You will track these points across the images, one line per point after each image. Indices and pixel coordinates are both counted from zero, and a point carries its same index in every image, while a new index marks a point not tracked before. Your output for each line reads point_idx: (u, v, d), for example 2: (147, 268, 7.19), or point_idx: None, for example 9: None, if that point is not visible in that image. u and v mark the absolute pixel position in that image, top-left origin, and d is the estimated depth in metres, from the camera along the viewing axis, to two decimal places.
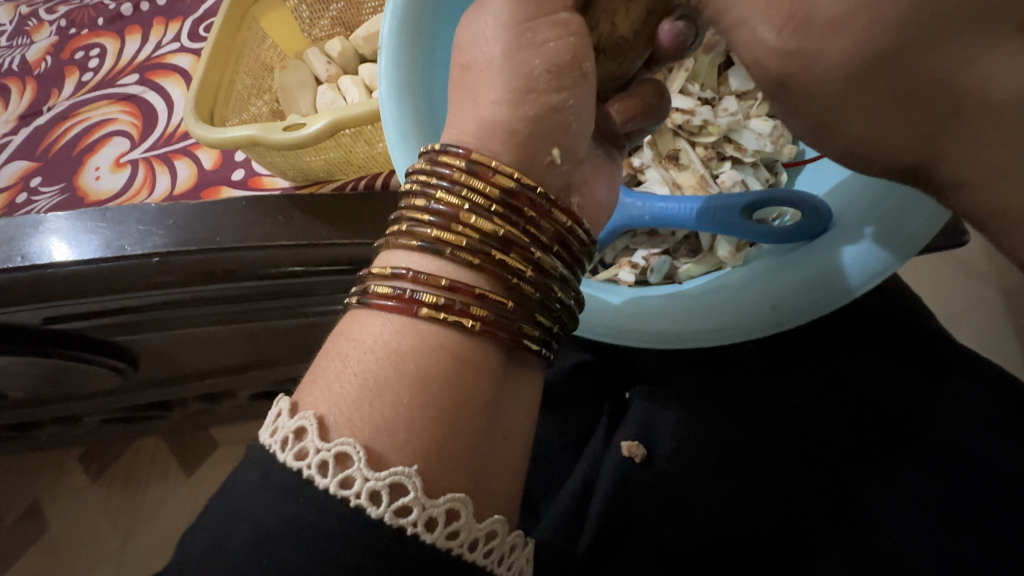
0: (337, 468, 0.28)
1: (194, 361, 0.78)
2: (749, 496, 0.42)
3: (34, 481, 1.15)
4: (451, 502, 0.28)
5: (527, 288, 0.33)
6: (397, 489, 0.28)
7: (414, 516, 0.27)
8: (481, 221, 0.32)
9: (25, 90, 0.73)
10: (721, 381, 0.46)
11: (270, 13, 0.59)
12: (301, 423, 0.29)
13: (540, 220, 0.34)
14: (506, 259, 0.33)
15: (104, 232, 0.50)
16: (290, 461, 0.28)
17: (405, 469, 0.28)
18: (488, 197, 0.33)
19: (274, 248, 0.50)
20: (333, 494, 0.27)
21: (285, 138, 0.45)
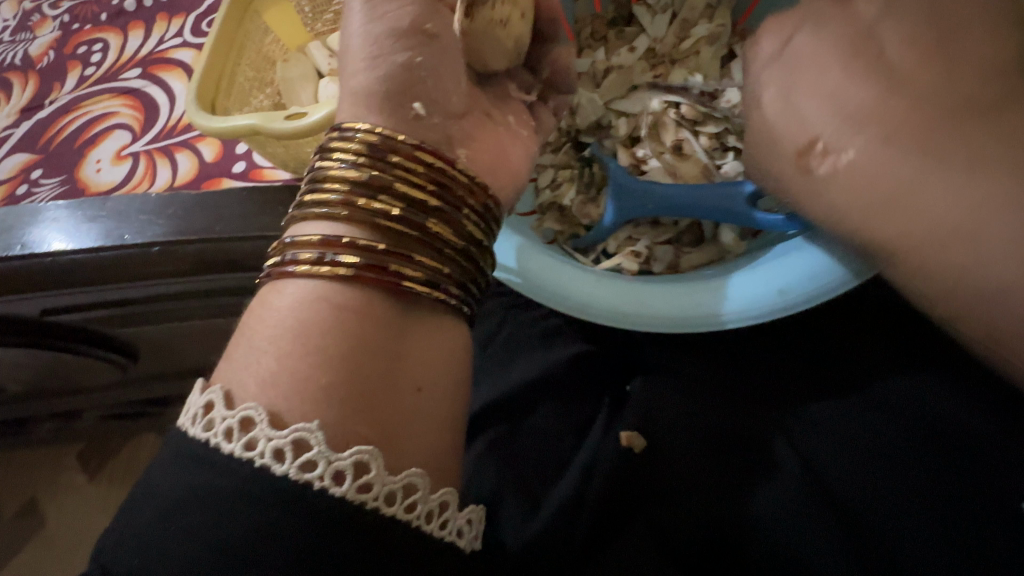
0: (294, 454, 0.30)
1: (193, 355, 0.78)
2: (750, 483, 0.42)
3: (30, 478, 1.14)
4: (409, 478, 0.32)
5: (450, 244, 0.37)
6: (360, 469, 0.31)
7: (375, 492, 0.30)
8: (393, 180, 0.36)
9: (28, 84, 0.74)
10: (711, 368, 0.47)
11: (274, 7, 0.59)
12: (246, 414, 0.30)
13: (456, 181, 0.39)
14: (426, 214, 0.37)
15: (104, 221, 0.50)
16: (238, 451, 0.30)
17: (367, 450, 0.31)
18: (401, 158, 0.37)
19: (274, 238, 0.50)
20: (293, 478, 0.29)
21: (286, 127, 0.45)
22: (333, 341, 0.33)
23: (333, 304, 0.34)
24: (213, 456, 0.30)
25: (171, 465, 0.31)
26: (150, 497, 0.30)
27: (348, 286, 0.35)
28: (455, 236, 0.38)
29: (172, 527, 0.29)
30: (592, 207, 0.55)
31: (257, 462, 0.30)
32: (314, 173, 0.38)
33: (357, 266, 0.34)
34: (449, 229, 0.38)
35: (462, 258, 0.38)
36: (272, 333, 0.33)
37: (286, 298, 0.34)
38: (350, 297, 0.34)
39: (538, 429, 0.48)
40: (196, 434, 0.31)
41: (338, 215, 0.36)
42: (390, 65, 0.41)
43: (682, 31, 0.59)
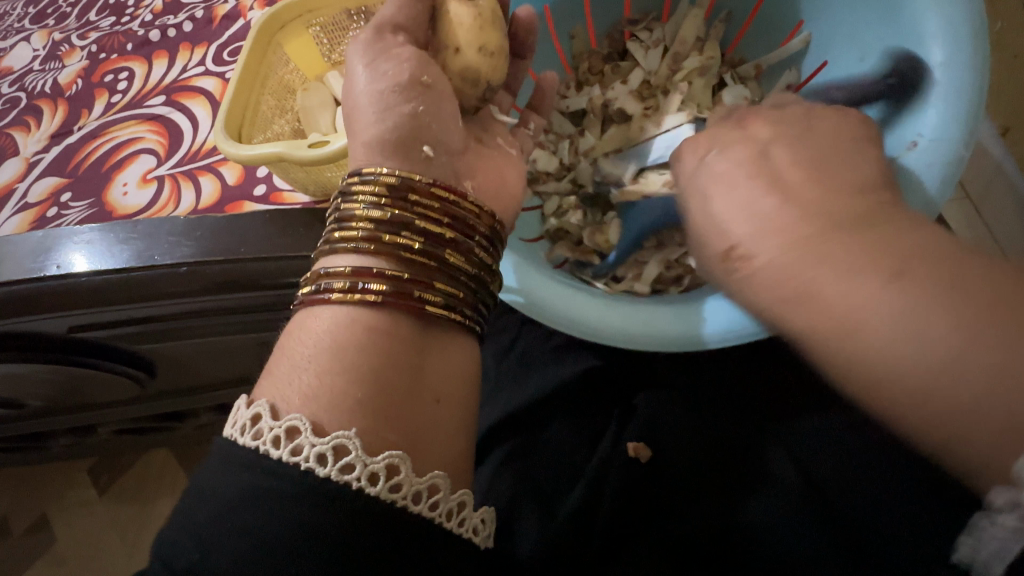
0: (336, 458, 0.32)
1: (209, 370, 0.80)
2: (746, 491, 0.44)
3: (43, 493, 1.16)
4: (434, 479, 0.34)
5: (464, 271, 0.40)
6: (393, 470, 0.33)
7: (405, 492, 0.32)
8: (412, 216, 0.39)
9: (57, 110, 0.77)
10: (709, 385, 0.50)
11: (294, 38, 0.62)
12: (292, 424, 0.32)
13: (467, 212, 0.42)
14: (443, 245, 0.40)
15: (135, 243, 0.52)
16: (285, 457, 0.31)
17: (400, 454, 0.33)
18: (418, 197, 0.40)
19: (297, 259, 0.52)
20: (334, 479, 0.31)
21: (310, 154, 0.48)
22: (358, 363, 0.35)
23: (361, 327, 0.36)
24: (247, 470, 0.32)
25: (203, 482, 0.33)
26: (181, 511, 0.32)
27: (375, 311, 0.37)
28: (468, 264, 0.41)
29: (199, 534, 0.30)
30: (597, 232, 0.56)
31: (297, 472, 0.31)
32: (337, 212, 0.40)
33: (384, 294, 0.37)
34: (463, 255, 0.40)
35: (475, 284, 0.41)
36: (308, 350, 0.36)
37: (319, 323, 0.37)
38: (375, 319, 0.37)
39: (552, 442, 0.49)
40: (232, 444, 0.33)
41: (364, 250, 0.38)
42: (394, 94, 0.44)
43: (675, 63, 0.61)
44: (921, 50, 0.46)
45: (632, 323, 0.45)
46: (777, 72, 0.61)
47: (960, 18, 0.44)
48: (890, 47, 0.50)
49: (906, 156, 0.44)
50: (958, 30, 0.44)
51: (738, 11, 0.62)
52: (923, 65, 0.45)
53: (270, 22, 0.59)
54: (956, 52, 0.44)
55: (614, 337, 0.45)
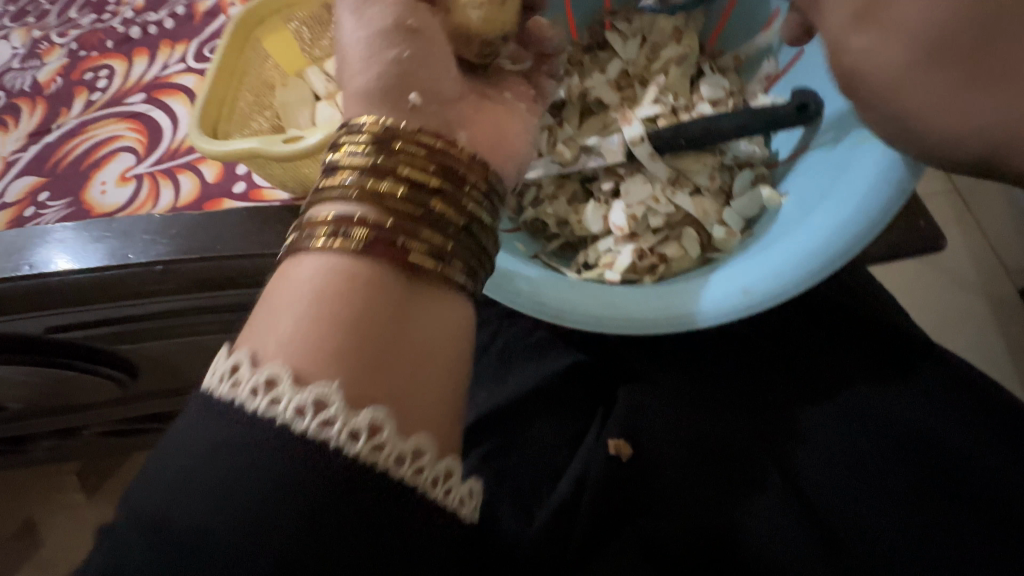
0: (316, 411, 0.30)
1: (193, 371, 0.79)
2: (731, 490, 0.44)
3: (29, 497, 1.14)
4: (418, 444, 0.32)
5: (452, 221, 0.38)
6: (376, 430, 0.31)
7: (388, 454, 0.31)
8: (398, 163, 0.38)
9: (36, 108, 0.76)
10: (697, 378, 0.48)
11: (272, 33, 0.61)
12: (271, 374, 0.31)
13: (457, 162, 0.40)
14: (429, 192, 0.38)
15: (109, 241, 0.52)
16: (263, 408, 0.30)
17: (382, 414, 0.31)
18: (404, 146, 0.39)
19: (274, 257, 0.52)
20: (314, 434, 0.30)
21: (285, 150, 0.47)
22: (338, 322, 0.33)
23: (348, 274, 0.35)
24: (223, 422, 0.30)
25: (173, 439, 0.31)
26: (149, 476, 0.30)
27: (360, 257, 0.35)
28: (457, 214, 0.39)
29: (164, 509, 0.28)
30: (574, 219, 0.54)
31: (275, 426, 0.30)
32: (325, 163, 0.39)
33: (369, 241, 0.35)
34: (452, 205, 0.38)
35: (466, 235, 0.39)
36: (297, 296, 0.34)
37: (303, 274, 0.35)
38: (362, 267, 0.35)
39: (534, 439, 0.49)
40: (188, 428, 0.31)
41: (349, 196, 0.36)
42: (360, 62, 0.43)
43: (653, 52, 0.59)
44: None
45: (610, 308, 0.44)
46: (757, 61, 0.58)
47: None
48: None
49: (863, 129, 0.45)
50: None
51: (713, 5, 0.60)
52: None
53: (247, 17, 0.58)
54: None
55: (595, 322, 0.44)
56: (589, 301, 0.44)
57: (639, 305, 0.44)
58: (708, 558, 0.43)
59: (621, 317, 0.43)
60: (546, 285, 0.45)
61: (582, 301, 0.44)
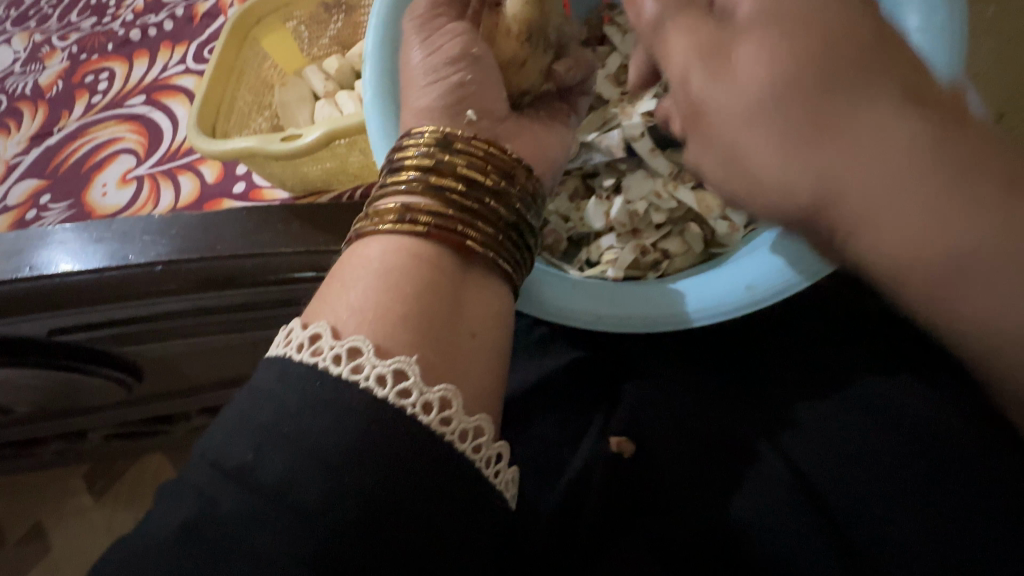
0: (395, 380, 0.30)
1: (196, 373, 0.79)
2: (738, 488, 0.43)
3: (37, 501, 1.15)
4: (480, 422, 0.32)
5: (504, 219, 0.38)
6: (445, 403, 0.31)
7: (454, 427, 0.30)
8: (456, 160, 0.38)
9: (37, 112, 0.76)
10: (707, 377, 0.47)
11: (272, 33, 0.61)
12: (354, 344, 0.31)
13: (509, 161, 0.40)
14: (483, 190, 0.38)
15: (109, 242, 0.52)
16: (346, 374, 0.30)
17: (450, 387, 0.31)
18: (464, 145, 0.39)
19: (274, 256, 0.51)
20: (392, 402, 0.30)
21: (284, 148, 0.47)
22: (401, 302, 0.33)
23: (408, 262, 0.35)
24: (276, 398, 0.30)
25: (247, 398, 0.31)
26: (214, 436, 0.30)
27: (418, 246, 0.36)
28: (507, 211, 0.39)
29: (236, 471, 0.28)
30: (576, 216, 0.53)
31: (357, 391, 0.29)
32: (390, 156, 0.40)
33: (432, 228, 0.35)
34: (506, 204, 0.39)
35: (514, 232, 0.39)
36: (364, 282, 0.34)
37: (366, 260, 0.35)
38: (421, 255, 0.35)
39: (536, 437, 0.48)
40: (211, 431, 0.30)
41: (410, 188, 0.37)
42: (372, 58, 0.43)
43: None
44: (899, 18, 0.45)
45: (611, 306, 0.43)
46: None
47: None
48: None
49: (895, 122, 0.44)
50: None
51: None
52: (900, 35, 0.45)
53: (245, 17, 0.58)
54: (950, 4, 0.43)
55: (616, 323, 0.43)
56: (592, 299, 0.44)
57: (639, 303, 0.44)
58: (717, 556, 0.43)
59: (620, 315, 0.43)
60: (550, 280, 0.44)
61: (585, 299, 0.44)
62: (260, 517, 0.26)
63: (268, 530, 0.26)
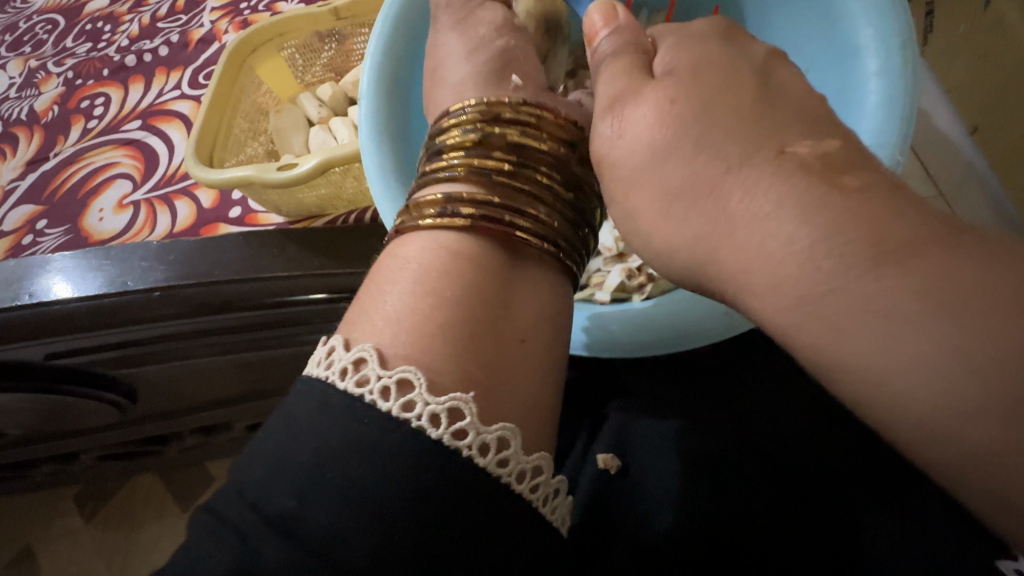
0: (450, 420, 0.29)
1: (190, 393, 0.80)
2: (733, 497, 0.43)
3: (25, 524, 1.13)
4: (502, 431, 0.30)
5: (547, 199, 0.39)
6: (502, 443, 0.30)
7: (510, 468, 0.30)
8: (506, 132, 0.40)
9: (33, 137, 0.77)
10: (680, 399, 0.49)
11: (267, 61, 0.63)
12: (405, 375, 0.30)
13: (551, 138, 0.42)
14: (531, 163, 0.40)
15: (108, 268, 0.53)
16: (396, 411, 0.29)
17: (510, 426, 0.31)
18: (511, 123, 0.41)
19: (270, 280, 0.53)
20: (448, 444, 0.29)
21: (280, 177, 0.48)
22: (442, 309, 0.33)
23: (452, 255, 0.35)
24: (324, 427, 0.29)
25: (270, 421, 0.31)
26: (237, 465, 0.30)
27: (460, 238, 0.36)
28: (554, 184, 0.40)
29: (247, 498, 0.28)
30: None
31: (410, 430, 0.29)
32: (432, 148, 0.42)
33: (474, 217, 0.36)
34: (550, 186, 0.39)
35: (560, 218, 0.40)
36: (406, 288, 0.34)
37: (407, 259, 0.36)
38: (462, 254, 0.36)
39: None
40: (240, 462, 0.30)
41: (455, 176, 0.38)
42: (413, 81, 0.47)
43: None
44: (857, 58, 0.47)
45: (619, 328, 0.45)
46: None
47: (895, 26, 0.45)
48: (829, 59, 0.50)
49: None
50: (888, 40, 0.45)
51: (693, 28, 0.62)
52: (859, 75, 0.46)
53: (242, 45, 0.59)
54: (887, 62, 0.44)
55: (632, 348, 0.45)
56: (593, 317, 0.46)
57: (658, 317, 0.44)
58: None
59: (636, 334, 0.44)
60: None
61: (589, 320, 0.46)
62: (268, 547, 0.26)
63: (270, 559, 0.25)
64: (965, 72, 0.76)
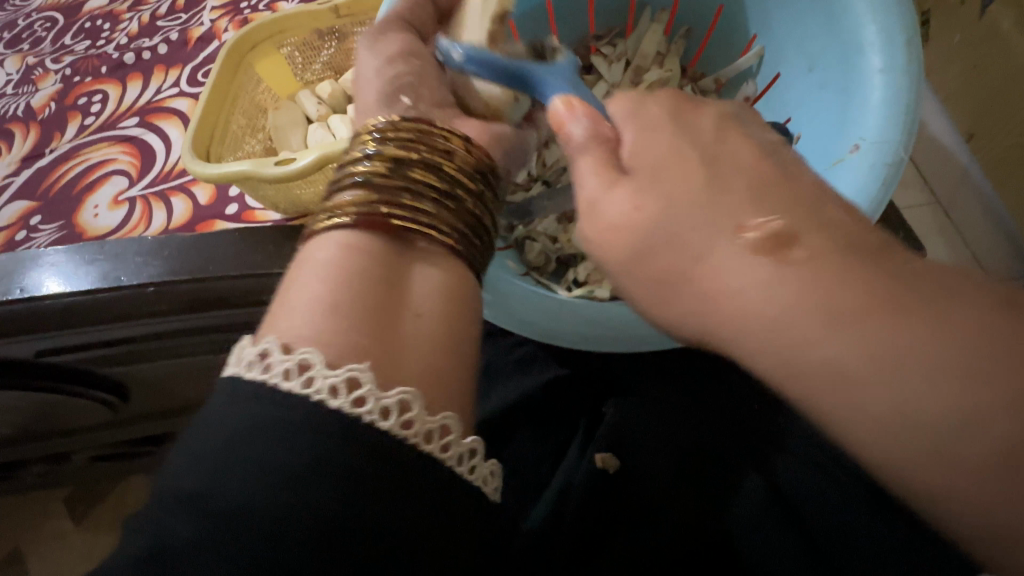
0: (347, 391, 0.30)
1: (184, 392, 0.79)
2: (702, 494, 0.44)
3: (14, 528, 1.11)
4: (445, 420, 0.32)
5: (438, 187, 0.39)
6: (404, 408, 0.31)
7: (416, 429, 0.31)
8: (389, 146, 0.40)
9: (29, 133, 0.77)
10: (674, 392, 0.49)
11: (265, 59, 0.63)
12: (303, 357, 0.31)
13: (445, 139, 0.42)
14: (412, 163, 0.40)
15: (101, 263, 0.52)
16: (297, 388, 0.30)
17: (410, 390, 0.32)
18: (400, 130, 0.41)
19: (266, 276, 0.52)
20: (347, 411, 0.30)
21: (278, 171, 0.48)
22: (348, 301, 0.34)
23: (349, 255, 0.37)
24: (241, 412, 0.30)
25: (208, 421, 0.30)
26: (171, 468, 0.30)
27: (356, 236, 0.37)
28: (442, 180, 0.40)
29: (196, 500, 0.27)
30: (564, 237, 0.55)
31: (309, 403, 0.30)
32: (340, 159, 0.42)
33: (360, 216, 0.37)
34: (443, 178, 0.40)
35: (459, 214, 0.40)
36: (313, 284, 0.35)
37: (315, 262, 0.36)
38: (358, 249, 0.37)
39: (521, 454, 0.49)
40: (173, 463, 0.30)
41: (350, 181, 0.39)
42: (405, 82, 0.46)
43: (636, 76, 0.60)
44: (862, 55, 0.46)
45: (572, 321, 0.45)
46: (738, 83, 0.60)
47: (898, 25, 0.44)
48: (834, 58, 0.50)
49: (850, 158, 0.44)
50: (892, 37, 0.44)
51: (698, 26, 0.62)
52: (863, 73, 0.46)
53: (240, 43, 0.59)
54: (893, 56, 0.44)
55: (560, 337, 0.45)
56: (547, 311, 0.46)
57: (591, 312, 0.45)
58: (697, 551, 0.43)
59: (575, 329, 0.45)
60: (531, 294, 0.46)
61: (546, 314, 0.46)
62: (218, 545, 0.26)
63: (226, 549, 0.26)
64: (960, 79, 0.82)
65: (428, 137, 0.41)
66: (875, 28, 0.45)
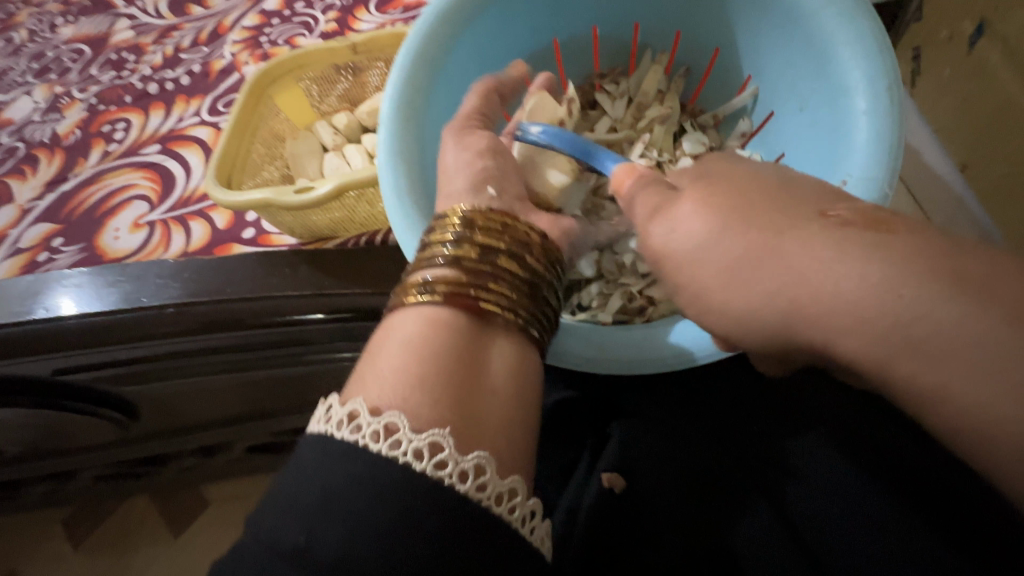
0: (432, 454, 0.32)
1: (193, 412, 0.80)
2: (711, 511, 0.45)
3: (12, 548, 1.11)
4: (514, 484, 0.33)
5: (517, 274, 0.42)
6: (479, 471, 0.32)
7: (489, 491, 0.32)
8: (475, 232, 0.42)
9: (54, 159, 0.80)
10: (677, 415, 0.50)
11: (286, 91, 0.66)
12: (390, 420, 0.32)
13: (523, 228, 0.45)
14: (495, 248, 0.42)
15: (123, 285, 0.54)
16: (386, 450, 0.31)
17: (485, 455, 0.33)
18: (483, 218, 0.43)
19: (281, 299, 0.54)
20: (432, 475, 0.31)
21: (298, 199, 0.50)
22: (435, 374, 0.35)
23: (436, 332, 0.37)
24: (335, 469, 0.31)
25: (290, 479, 0.32)
26: (260, 515, 0.31)
27: (442, 314, 0.38)
28: (521, 268, 0.42)
29: (293, 552, 0.28)
30: None
31: (398, 466, 0.31)
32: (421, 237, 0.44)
33: (451, 296, 0.39)
34: (521, 265, 0.42)
35: (535, 300, 0.42)
36: (400, 359, 0.35)
37: (398, 334, 0.37)
38: (445, 326, 0.38)
39: None
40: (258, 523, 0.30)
41: (437, 261, 0.40)
42: None
43: (639, 111, 0.64)
44: (847, 97, 0.49)
45: (600, 350, 0.46)
46: (735, 118, 0.64)
47: (878, 69, 0.47)
48: (822, 99, 0.52)
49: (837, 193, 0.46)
50: (875, 81, 0.47)
51: (696, 65, 0.65)
52: (850, 112, 0.48)
53: (262, 78, 0.63)
54: (876, 98, 0.47)
55: (577, 361, 0.46)
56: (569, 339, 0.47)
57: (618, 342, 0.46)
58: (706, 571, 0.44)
59: (604, 355, 0.46)
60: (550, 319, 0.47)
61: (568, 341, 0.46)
62: None
63: None
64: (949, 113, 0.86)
65: (507, 224, 0.44)
66: (860, 73, 0.48)
